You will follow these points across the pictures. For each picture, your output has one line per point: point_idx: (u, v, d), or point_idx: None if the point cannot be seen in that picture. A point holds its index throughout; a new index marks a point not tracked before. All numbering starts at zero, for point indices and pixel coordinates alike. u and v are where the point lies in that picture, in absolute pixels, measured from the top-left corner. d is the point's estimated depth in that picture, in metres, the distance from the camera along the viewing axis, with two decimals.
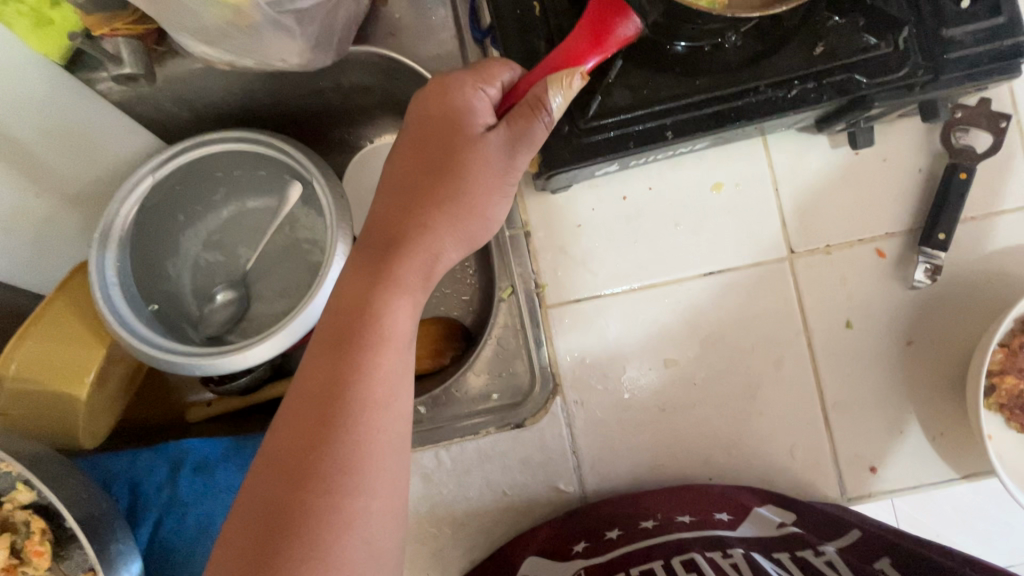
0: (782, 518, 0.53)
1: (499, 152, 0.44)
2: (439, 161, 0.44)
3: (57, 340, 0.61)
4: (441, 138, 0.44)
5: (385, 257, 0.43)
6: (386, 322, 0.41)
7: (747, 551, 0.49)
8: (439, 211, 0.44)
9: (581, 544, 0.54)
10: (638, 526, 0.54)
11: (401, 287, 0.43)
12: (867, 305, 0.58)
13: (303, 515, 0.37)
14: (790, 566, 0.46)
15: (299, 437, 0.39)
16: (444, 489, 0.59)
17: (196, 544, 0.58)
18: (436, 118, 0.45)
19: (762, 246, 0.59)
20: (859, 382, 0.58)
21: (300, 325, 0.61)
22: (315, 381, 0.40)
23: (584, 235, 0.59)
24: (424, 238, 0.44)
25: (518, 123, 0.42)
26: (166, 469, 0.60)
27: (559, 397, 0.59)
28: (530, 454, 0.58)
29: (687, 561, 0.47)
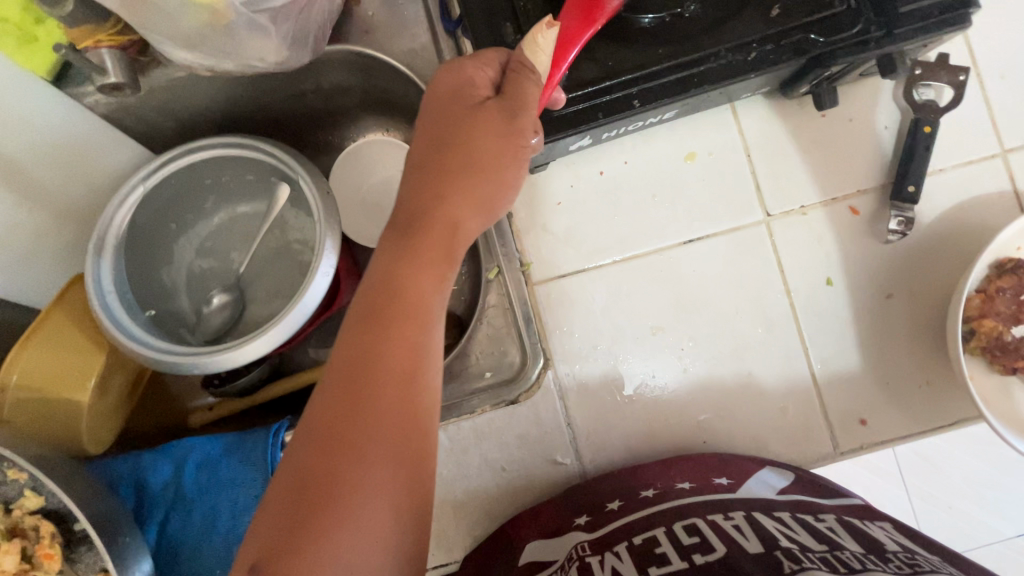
0: (784, 485, 0.53)
1: (504, 118, 0.44)
2: (449, 135, 0.45)
3: (56, 348, 0.62)
4: (448, 114, 0.45)
5: (406, 234, 0.44)
6: (413, 292, 0.42)
7: (749, 513, 0.47)
8: (456, 182, 0.44)
9: (584, 518, 0.54)
10: (639, 496, 0.53)
11: (423, 260, 0.43)
12: (846, 261, 0.60)
13: (334, 482, 0.36)
14: (790, 523, 0.45)
15: (332, 413, 0.38)
16: (443, 471, 0.59)
17: (202, 540, 0.58)
18: (443, 99, 0.46)
19: (739, 211, 0.60)
20: (844, 337, 0.59)
21: (293, 319, 0.63)
22: (346, 356, 0.39)
23: (564, 212, 0.61)
24: (443, 208, 0.44)
25: (516, 90, 0.44)
26: (170, 468, 0.60)
27: (551, 371, 0.60)
28: (525, 429, 0.59)
29: (688, 526, 0.46)
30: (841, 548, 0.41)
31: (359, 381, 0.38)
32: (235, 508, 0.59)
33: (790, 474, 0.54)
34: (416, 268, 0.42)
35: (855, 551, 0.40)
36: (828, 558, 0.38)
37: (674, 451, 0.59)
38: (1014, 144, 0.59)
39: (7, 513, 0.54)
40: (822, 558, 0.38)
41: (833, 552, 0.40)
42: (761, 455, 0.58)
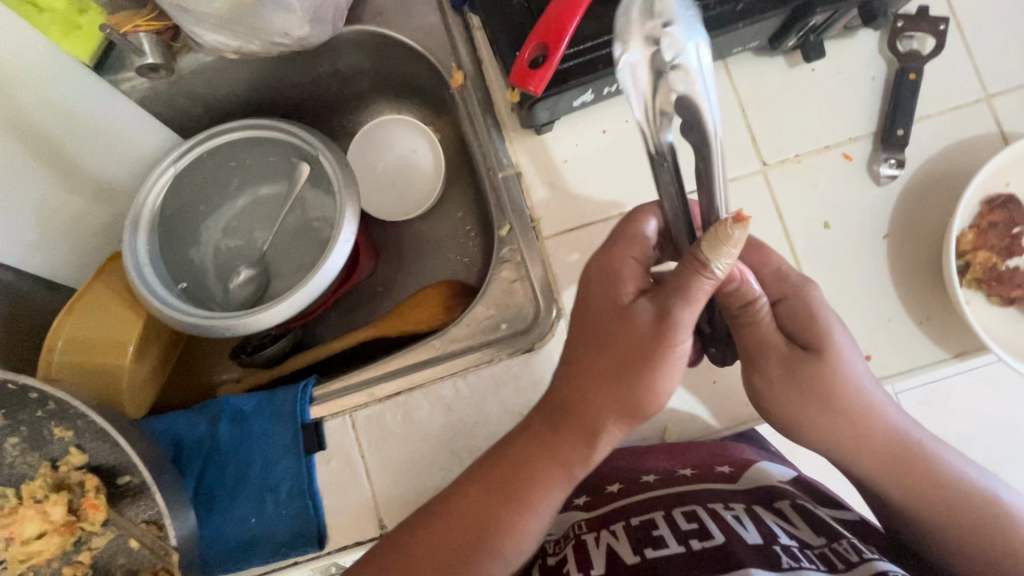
0: (787, 479, 0.55)
1: (647, 333, 0.43)
2: (602, 309, 0.46)
3: (101, 307, 0.66)
4: (595, 295, 0.47)
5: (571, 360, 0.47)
6: (556, 461, 0.47)
7: (749, 505, 0.50)
8: (637, 342, 0.43)
9: (584, 498, 0.59)
10: (640, 480, 0.57)
11: (580, 405, 0.45)
12: (841, 205, 0.62)
13: (479, 552, 0.47)
14: (789, 516, 0.49)
15: (469, 507, 0.47)
16: (464, 418, 0.62)
17: (238, 488, 0.61)
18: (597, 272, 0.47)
19: (737, 161, 0.63)
20: (845, 278, 0.62)
21: (318, 281, 0.67)
22: (500, 463, 0.48)
23: (570, 169, 0.64)
24: (639, 359, 0.43)
25: (669, 316, 0.42)
26: (205, 424, 0.63)
27: (563, 320, 0.63)
28: (541, 376, 0.62)
29: (687, 512, 0.50)
30: (839, 541, 0.46)
31: (490, 492, 0.47)
32: (262, 478, 0.61)
33: (789, 474, 0.56)
34: (542, 475, 0.47)
35: (849, 545, 0.46)
36: (825, 554, 0.44)
37: None
38: (996, 89, 0.62)
39: (54, 470, 0.61)
40: (821, 555, 0.44)
41: (830, 544, 0.46)
42: None
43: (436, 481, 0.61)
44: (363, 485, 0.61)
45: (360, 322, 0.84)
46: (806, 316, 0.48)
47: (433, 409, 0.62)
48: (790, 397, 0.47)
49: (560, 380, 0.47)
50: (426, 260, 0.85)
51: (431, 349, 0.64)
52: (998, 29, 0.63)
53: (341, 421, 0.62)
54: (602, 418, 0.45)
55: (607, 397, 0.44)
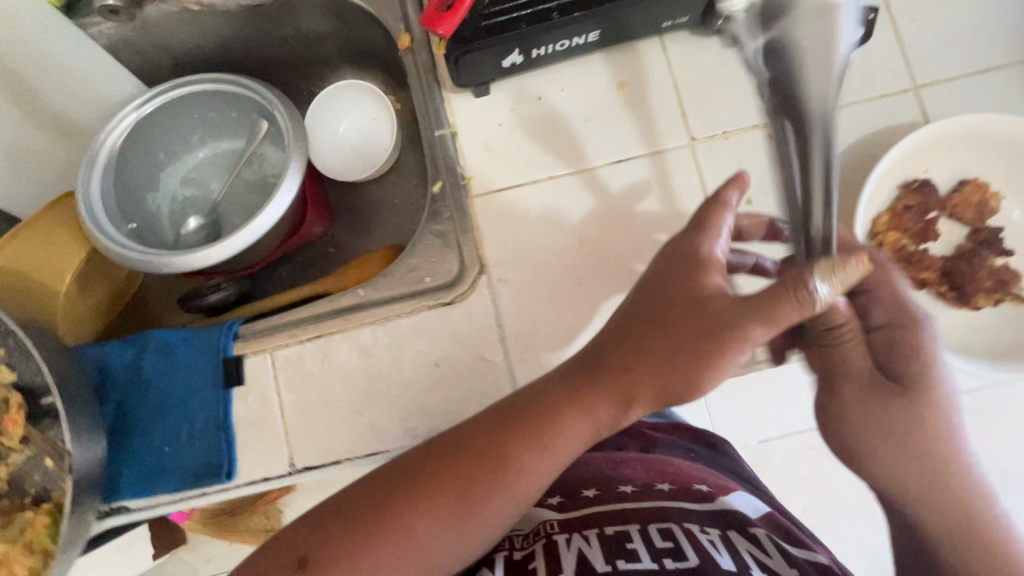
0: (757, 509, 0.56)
1: (716, 324, 0.42)
2: (681, 286, 0.44)
3: (52, 234, 0.69)
4: (678, 270, 0.44)
5: (633, 320, 0.46)
6: (587, 419, 0.47)
7: (722, 530, 0.51)
8: (696, 326, 0.42)
9: (557, 498, 0.60)
10: (617, 489, 0.58)
11: (621, 371, 0.45)
12: (763, 182, 0.64)
13: (479, 485, 0.47)
14: (759, 544, 0.50)
15: (484, 439, 0.48)
16: (380, 364, 0.63)
17: (155, 415, 0.63)
18: (689, 251, 0.45)
19: (666, 134, 0.65)
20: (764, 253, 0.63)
21: (257, 228, 0.70)
22: (531, 408, 0.48)
23: (504, 132, 0.66)
24: (701, 345, 0.42)
25: (750, 319, 0.40)
26: (132, 352, 0.65)
27: (485, 276, 0.64)
28: (458, 327, 0.63)
29: (662, 529, 0.51)
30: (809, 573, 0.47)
31: (515, 435, 0.48)
32: (183, 410, 0.63)
33: (763, 509, 0.57)
34: (564, 432, 0.47)
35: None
36: None
37: None
38: (925, 80, 0.64)
39: None
40: None
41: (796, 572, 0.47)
42: None
43: (348, 423, 0.62)
44: (277, 422, 0.63)
45: (311, 280, 0.88)
46: (909, 351, 0.42)
47: (351, 352, 0.64)
48: (872, 437, 0.42)
49: (615, 338, 0.47)
50: (379, 223, 0.88)
51: (357, 297, 0.66)
52: (930, 23, 0.64)
53: (262, 358, 0.64)
54: (639, 388, 0.45)
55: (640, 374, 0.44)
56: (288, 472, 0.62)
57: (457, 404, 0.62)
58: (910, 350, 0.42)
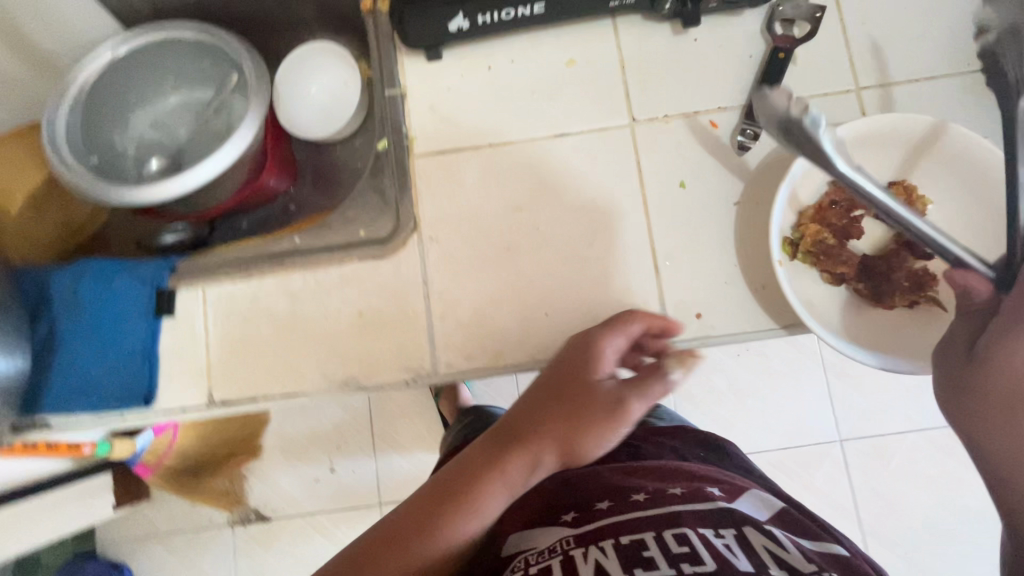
0: (772, 509, 0.53)
1: (606, 402, 0.47)
2: (575, 372, 0.50)
3: (18, 154, 0.74)
4: (571, 360, 0.50)
5: (540, 399, 0.50)
6: (508, 477, 0.48)
7: (741, 527, 0.47)
8: (586, 407, 0.48)
9: (570, 513, 0.52)
10: (629, 498, 0.51)
11: (533, 436, 0.49)
12: (698, 168, 0.64)
13: (409, 547, 0.46)
14: (780, 541, 0.46)
15: (415, 507, 0.48)
16: (306, 309, 0.65)
17: (81, 340, 0.65)
18: (576, 343, 0.51)
19: (608, 113, 0.66)
20: (690, 236, 0.63)
21: (207, 170, 0.73)
22: (454, 476, 0.49)
23: (451, 98, 0.68)
24: (592, 416, 0.47)
25: (626, 392, 0.47)
26: (70, 279, 0.67)
27: (417, 234, 0.65)
28: (385, 280, 0.65)
29: (678, 534, 0.46)
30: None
31: (442, 503, 0.48)
32: (109, 335, 0.65)
33: (776, 506, 0.54)
34: (484, 494, 0.48)
35: None
36: None
37: (516, 318, 0.63)
38: (867, 83, 0.64)
39: None
40: None
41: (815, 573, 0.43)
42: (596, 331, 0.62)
43: (269, 363, 0.64)
44: (200, 355, 0.65)
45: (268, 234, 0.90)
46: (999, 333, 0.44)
47: (280, 295, 0.65)
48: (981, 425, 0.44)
49: (523, 415, 0.50)
50: (341, 185, 0.89)
51: (292, 244, 0.67)
52: (878, 27, 0.65)
53: (193, 292, 0.66)
54: (547, 449, 0.48)
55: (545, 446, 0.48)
56: (206, 405, 0.64)
57: (375, 355, 0.63)
58: (995, 335, 0.44)
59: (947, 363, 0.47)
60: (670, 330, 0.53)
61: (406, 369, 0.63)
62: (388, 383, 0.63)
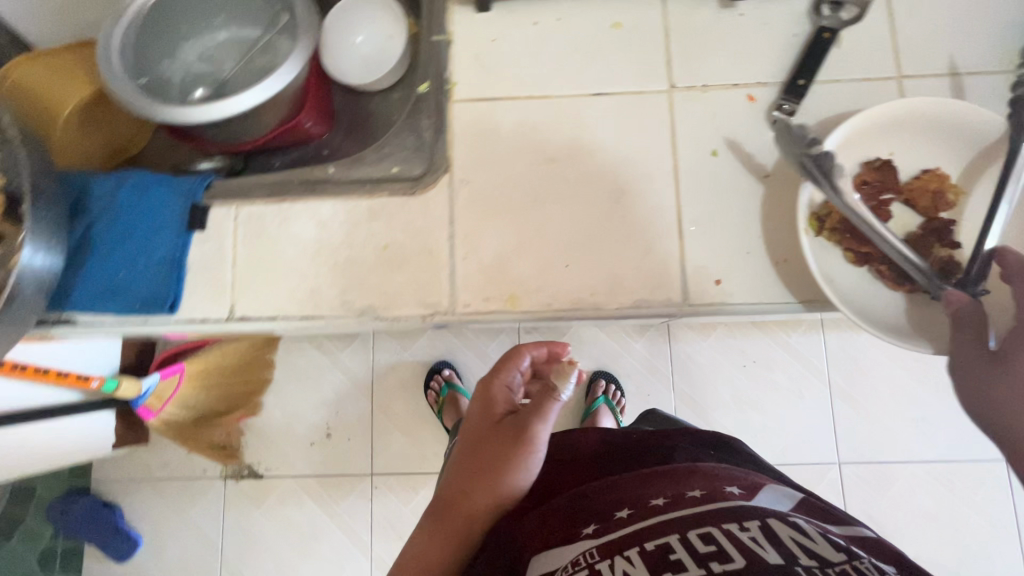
0: (798, 502, 0.43)
1: (514, 440, 0.45)
2: (483, 422, 0.48)
3: (70, 62, 0.76)
4: (475, 415, 0.48)
5: (458, 465, 0.47)
6: (452, 550, 0.45)
7: (766, 518, 0.38)
8: (495, 450, 0.46)
9: (588, 527, 0.41)
10: (647, 504, 0.41)
11: (461, 503, 0.46)
12: (731, 138, 0.65)
13: None
14: (810, 529, 0.38)
15: None
16: (331, 236, 0.66)
17: (113, 242, 0.66)
18: (477, 395, 0.49)
19: (648, 78, 0.67)
20: (717, 204, 0.64)
21: (252, 100, 0.74)
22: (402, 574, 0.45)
23: (495, 49, 0.69)
24: (506, 460, 0.45)
25: (530, 424, 0.45)
26: (110, 184, 0.68)
27: (448, 176, 0.66)
28: (412, 217, 0.66)
29: (702, 535, 0.37)
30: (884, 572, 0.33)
31: None
32: (141, 241, 0.66)
33: (798, 494, 0.44)
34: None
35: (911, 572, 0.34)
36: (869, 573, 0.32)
37: (537, 266, 0.64)
38: (909, 71, 0.65)
39: None
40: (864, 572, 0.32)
41: (850, 562, 0.34)
42: (615, 287, 0.63)
43: (291, 285, 0.65)
44: (226, 270, 0.66)
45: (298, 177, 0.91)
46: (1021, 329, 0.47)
47: (308, 221, 0.66)
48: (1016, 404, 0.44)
49: (451, 487, 0.47)
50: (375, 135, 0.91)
51: (326, 174, 0.68)
52: (926, 19, 0.65)
53: (225, 210, 0.68)
54: (478, 511, 0.45)
55: (478, 504, 0.45)
56: (225, 318, 0.65)
57: (394, 288, 0.64)
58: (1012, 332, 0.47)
59: (966, 358, 0.49)
60: (558, 354, 0.51)
61: (422, 305, 0.64)
62: (404, 316, 0.64)
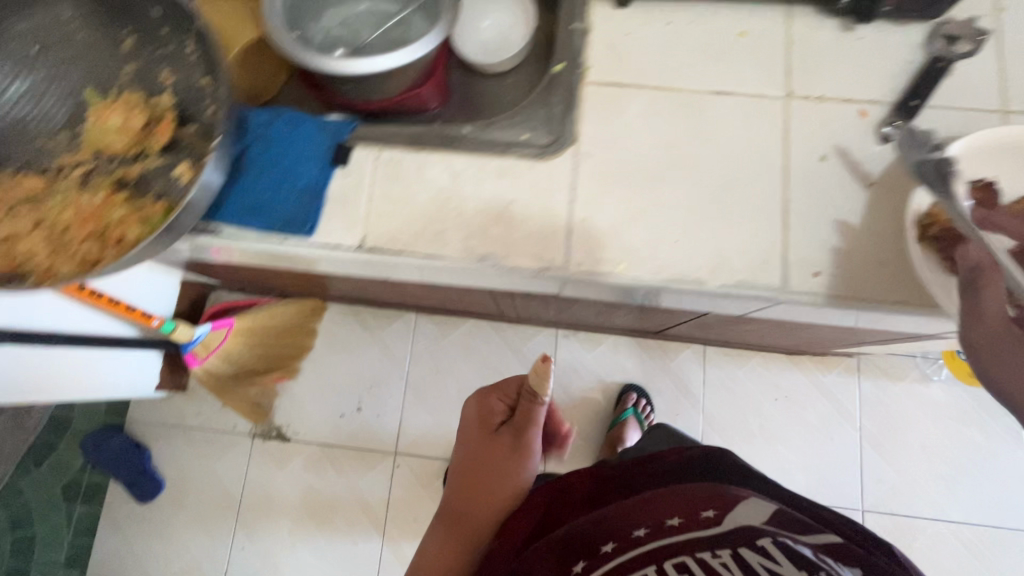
0: (766, 517, 0.64)
1: (511, 443, 0.80)
2: (490, 432, 0.82)
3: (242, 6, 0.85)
4: (478, 425, 0.84)
5: (469, 457, 0.81)
6: (478, 516, 0.77)
7: (734, 548, 0.58)
8: (498, 448, 0.80)
9: (580, 563, 0.62)
10: (631, 535, 0.64)
11: (483, 487, 0.78)
12: (842, 146, 0.70)
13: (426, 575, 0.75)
14: (772, 550, 0.57)
15: (431, 553, 0.76)
16: (461, 188, 0.72)
17: (266, 167, 0.73)
18: (477, 412, 0.85)
19: (769, 84, 0.73)
20: (823, 204, 0.69)
21: (395, 60, 0.81)
22: (438, 536, 0.78)
23: (629, 41, 0.75)
24: (505, 456, 0.79)
25: (523, 429, 0.80)
26: (268, 115, 0.75)
27: (574, 148, 0.72)
28: (537, 179, 0.72)
29: (678, 564, 0.57)
30: (816, 573, 0.54)
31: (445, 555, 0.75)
32: (290, 168, 0.74)
33: (773, 510, 0.65)
34: (464, 535, 0.77)
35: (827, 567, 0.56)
36: None
37: (647, 238, 0.69)
38: (1014, 108, 0.70)
39: (151, 98, 0.76)
40: None
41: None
42: (719, 265, 0.68)
43: (419, 225, 0.72)
44: (361, 204, 0.72)
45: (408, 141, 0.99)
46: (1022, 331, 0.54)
47: (441, 172, 0.73)
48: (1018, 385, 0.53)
49: (470, 472, 0.80)
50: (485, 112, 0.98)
51: (462, 132, 0.75)
52: None
53: (367, 152, 0.74)
54: (497, 487, 0.78)
55: (487, 483, 0.79)
56: (356, 248, 0.71)
57: (514, 241, 0.70)
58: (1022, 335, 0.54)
59: (1002, 346, 0.54)
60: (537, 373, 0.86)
61: (538, 259, 0.70)
62: (520, 267, 0.70)
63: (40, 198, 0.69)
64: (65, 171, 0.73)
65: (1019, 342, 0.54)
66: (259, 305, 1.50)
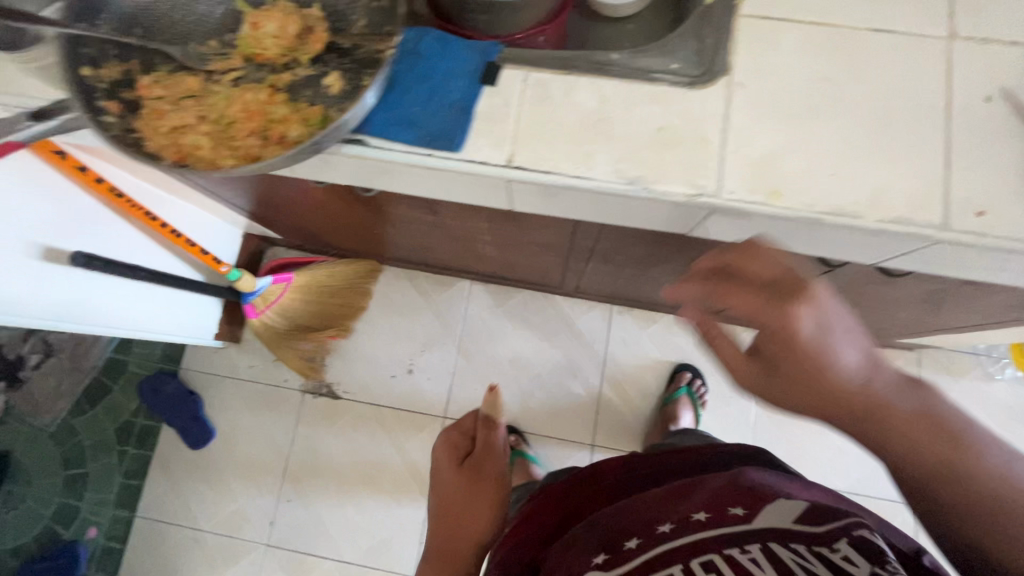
0: (804, 511, 0.58)
1: (458, 470, 0.98)
2: (459, 468, 0.98)
3: None
4: (445, 470, 0.99)
5: (442, 505, 0.95)
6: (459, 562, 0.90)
7: (765, 543, 0.54)
8: (479, 469, 0.96)
9: (601, 558, 0.60)
10: (653, 534, 0.60)
11: (455, 527, 0.92)
12: (1008, 89, 0.69)
13: None
14: (807, 552, 0.51)
15: None
16: (612, 111, 0.72)
17: (414, 83, 0.73)
18: (450, 442, 1.02)
19: (932, 24, 0.71)
20: (988, 145, 0.67)
21: None
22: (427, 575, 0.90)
23: None
24: (481, 476, 0.95)
25: (487, 460, 0.98)
26: (416, 36, 0.75)
27: (728, 78, 0.72)
28: (691, 106, 0.71)
29: (705, 562, 0.53)
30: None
31: None
32: (438, 85, 0.73)
33: (809, 503, 0.59)
34: None
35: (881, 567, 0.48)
36: None
37: (803, 170, 0.68)
38: None
39: (302, 10, 0.76)
40: None
41: None
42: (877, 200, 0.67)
43: (568, 145, 0.71)
44: (510, 122, 0.72)
45: None
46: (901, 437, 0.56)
47: (591, 95, 0.72)
48: (925, 440, 0.55)
49: (450, 509, 0.93)
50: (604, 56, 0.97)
51: (611, 58, 0.74)
52: None
53: (516, 71, 0.74)
54: (476, 514, 0.92)
55: (462, 508, 0.93)
56: (504, 165, 0.71)
57: (665, 166, 0.70)
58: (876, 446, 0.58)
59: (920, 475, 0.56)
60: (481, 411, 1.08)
61: (689, 185, 0.69)
62: (671, 192, 0.69)
63: (199, 97, 0.71)
64: (218, 75, 0.74)
65: (933, 434, 0.55)
66: (316, 266, 1.76)
